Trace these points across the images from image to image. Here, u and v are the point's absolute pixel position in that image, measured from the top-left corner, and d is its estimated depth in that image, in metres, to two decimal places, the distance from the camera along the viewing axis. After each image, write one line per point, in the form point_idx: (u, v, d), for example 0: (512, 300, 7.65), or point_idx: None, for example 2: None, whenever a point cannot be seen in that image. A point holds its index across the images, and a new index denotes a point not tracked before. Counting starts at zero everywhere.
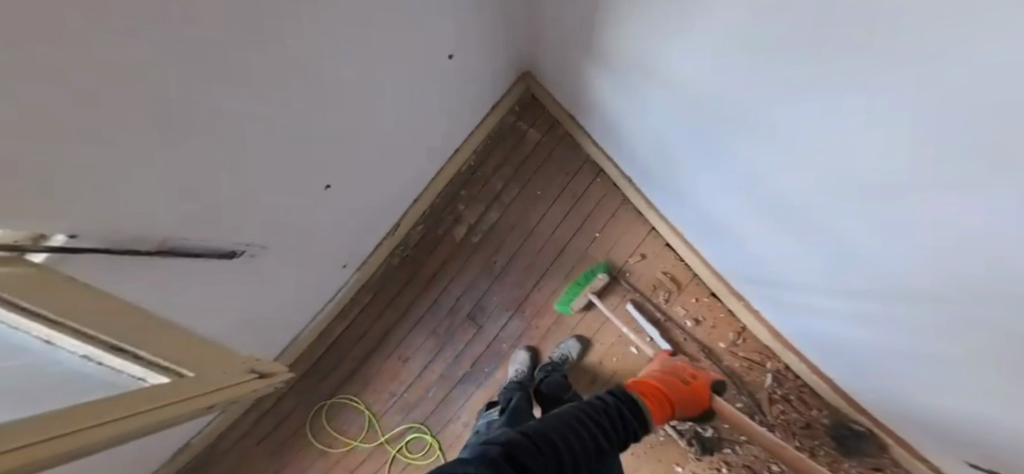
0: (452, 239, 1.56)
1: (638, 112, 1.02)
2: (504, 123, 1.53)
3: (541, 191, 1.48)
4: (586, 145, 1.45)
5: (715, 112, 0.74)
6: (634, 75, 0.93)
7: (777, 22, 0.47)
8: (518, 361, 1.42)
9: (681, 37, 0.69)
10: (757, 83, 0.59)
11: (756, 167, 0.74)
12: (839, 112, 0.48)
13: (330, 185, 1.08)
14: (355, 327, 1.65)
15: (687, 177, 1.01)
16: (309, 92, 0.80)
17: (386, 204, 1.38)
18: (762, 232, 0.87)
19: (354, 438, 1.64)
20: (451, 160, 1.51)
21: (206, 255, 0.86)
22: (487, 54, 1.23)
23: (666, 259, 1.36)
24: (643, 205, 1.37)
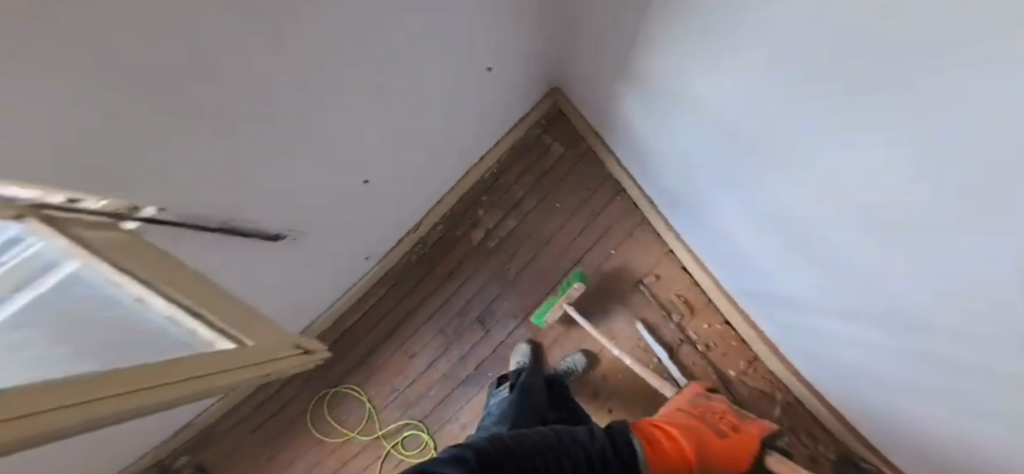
0: (469, 243, 1.59)
1: (668, 131, 1.03)
2: (530, 135, 1.57)
3: (561, 203, 1.51)
4: (609, 162, 1.48)
5: (744, 144, 0.77)
6: (666, 97, 0.95)
7: (812, 59, 0.48)
8: (522, 353, 1.44)
9: (712, 72, 0.73)
10: (789, 113, 0.60)
11: (784, 196, 0.75)
12: (869, 148, 0.48)
13: (369, 181, 1.14)
14: (366, 320, 1.68)
15: (712, 199, 1.02)
16: (342, 91, 0.83)
17: (407, 204, 1.42)
18: (784, 261, 0.88)
19: (353, 429, 1.66)
20: (476, 166, 1.55)
21: (254, 235, 0.95)
22: (517, 67, 1.27)
23: (680, 283, 1.37)
24: (662, 227, 1.39)
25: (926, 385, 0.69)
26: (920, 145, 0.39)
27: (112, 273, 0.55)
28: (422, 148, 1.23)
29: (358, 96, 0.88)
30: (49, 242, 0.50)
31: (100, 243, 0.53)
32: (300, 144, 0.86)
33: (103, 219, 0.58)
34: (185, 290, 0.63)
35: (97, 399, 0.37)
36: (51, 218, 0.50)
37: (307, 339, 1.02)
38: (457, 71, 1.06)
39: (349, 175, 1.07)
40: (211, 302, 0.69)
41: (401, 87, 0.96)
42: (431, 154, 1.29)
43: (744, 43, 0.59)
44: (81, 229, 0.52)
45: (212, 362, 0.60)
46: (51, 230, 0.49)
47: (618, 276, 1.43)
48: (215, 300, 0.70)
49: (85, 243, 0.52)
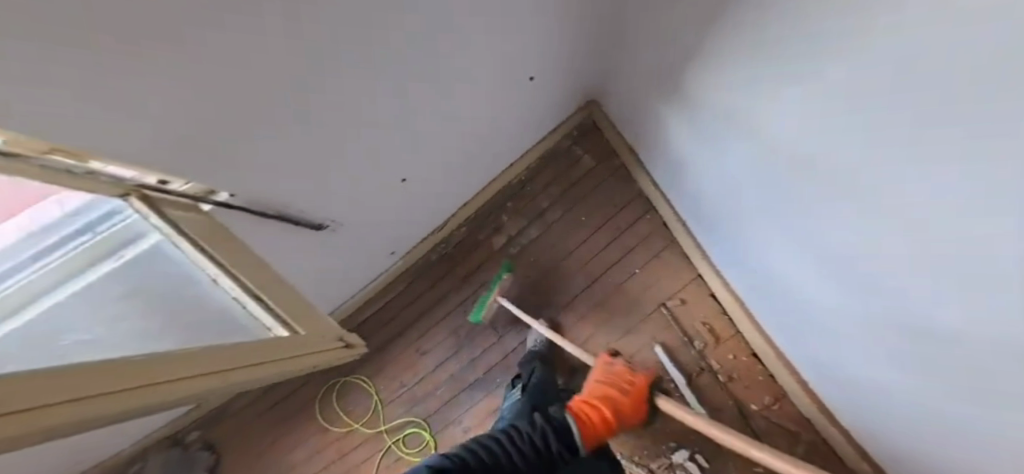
0: (491, 247, 1.60)
1: (709, 152, 1.00)
2: (561, 145, 1.58)
3: (586, 217, 1.51)
4: (641, 180, 1.47)
5: (773, 170, 0.78)
6: (710, 117, 0.92)
7: (866, 90, 0.45)
8: (539, 332, 1.47)
9: (746, 95, 0.75)
10: (837, 145, 0.56)
11: (824, 233, 0.71)
12: (918, 192, 0.44)
13: (406, 180, 1.20)
14: (382, 313, 1.70)
15: (752, 227, 0.97)
16: (390, 86, 0.86)
17: (434, 203, 1.44)
18: (823, 301, 0.83)
19: (358, 421, 1.68)
20: (504, 172, 1.56)
21: (302, 224, 1.01)
22: (557, 78, 1.28)
23: (705, 310, 1.35)
24: (694, 251, 1.36)
25: (969, 459, 0.62)
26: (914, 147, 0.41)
27: (182, 243, 0.75)
28: (457, 150, 1.25)
29: (404, 93, 0.90)
30: (135, 216, 0.75)
31: (186, 222, 0.75)
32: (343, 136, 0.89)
33: (211, 218, 0.80)
34: (260, 279, 0.83)
35: (58, 401, 0.36)
36: (147, 197, 0.72)
37: (349, 332, 1.04)
38: (500, 77, 1.08)
39: (383, 171, 1.10)
40: (276, 291, 0.86)
41: (445, 89, 0.98)
42: (462, 156, 1.30)
43: (777, 65, 0.61)
44: (170, 209, 0.74)
45: (238, 355, 0.69)
46: (153, 212, 0.72)
47: (639, 297, 1.41)
48: (277, 293, 0.86)
49: (176, 227, 0.74)
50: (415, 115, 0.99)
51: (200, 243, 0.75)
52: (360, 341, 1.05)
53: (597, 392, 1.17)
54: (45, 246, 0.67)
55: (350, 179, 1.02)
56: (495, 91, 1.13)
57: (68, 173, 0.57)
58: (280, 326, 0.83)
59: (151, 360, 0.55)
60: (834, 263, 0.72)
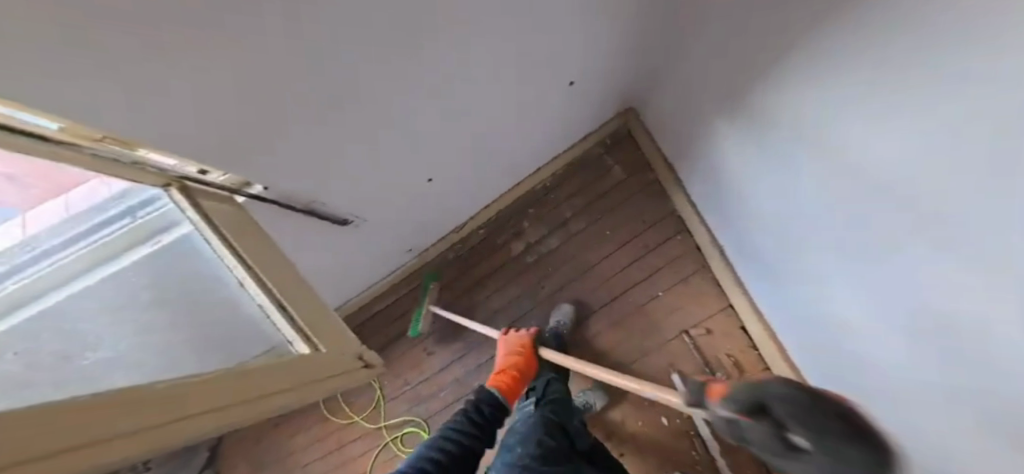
0: (509, 253, 1.57)
1: (758, 169, 0.90)
2: (592, 153, 1.54)
3: (612, 231, 1.46)
4: (675, 197, 1.42)
5: (809, 203, 0.74)
6: (759, 133, 0.84)
7: (941, 102, 0.36)
8: (562, 312, 1.42)
9: (784, 121, 0.72)
10: (902, 167, 0.45)
11: (884, 275, 0.58)
12: (1004, 231, 0.32)
13: (431, 180, 1.21)
14: (393, 308, 1.68)
15: (800, 258, 0.85)
16: (428, 79, 0.83)
17: (455, 202, 1.42)
18: (879, 357, 0.68)
19: (360, 414, 1.67)
20: (531, 176, 1.54)
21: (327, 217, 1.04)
22: (594, 85, 1.25)
23: (732, 341, 1.29)
24: (727, 279, 1.30)
25: None
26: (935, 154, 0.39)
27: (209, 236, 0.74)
28: (484, 149, 1.23)
29: (441, 85, 0.87)
30: (171, 204, 0.74)
31: (221, 218, 0.75)
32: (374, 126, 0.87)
33: (243, 214, 0.81)
34: (286, 286, 0.83)
35: (77, 448, 0.36)
36: (186, 188, 0.70)
37: (368, 350, 1.02)
38: (538, 78, 1.05)
39: (409, 167, 1.08)
40: (304, 301, 0.86)
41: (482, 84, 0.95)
42: (489, 158, 1.28)
43: (815, 86, 0.58)
44: (205, 200, 0.73)
45: (259, 381, 0.70)
46: (187, 203, 0.71)
47: (661, 321, 1.36)
48: (304, 311, 0.85)
49: (207, 219, 0.73)
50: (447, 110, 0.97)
51: (232, 244, 0.76)
52: (377, 360, 1.02)
53: (505, 360, 1.24)
54: (93, 225, 0.69)
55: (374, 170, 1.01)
56: (529, 95, 1.10)
57: (115, 160, 0.56)
58: (305, 344, 0.83)
59: (178, 390, 0.56)
60: (865, 310, 0.68)
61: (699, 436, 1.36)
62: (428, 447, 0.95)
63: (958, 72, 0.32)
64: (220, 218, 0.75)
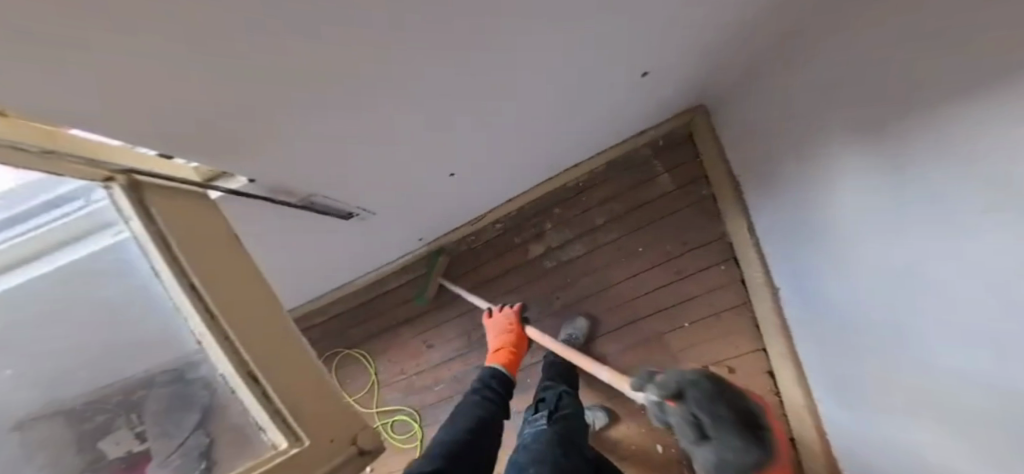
0: (524, 254, 1.46)
1: (836, 209, 0.78)
2: (640, 153, 1.39)
3: (642, 247, 1.33)
4: (729, 216, 1.25)
5: (881, 263, 0.63)
6: (854, 166, 0.70)
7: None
8: (576, 326, 1.32)
9: (883, 163, 0.60)
10: (982, 255, 0.37)
11: (937, 363, 0.49)
12: None
13: (454, 174, 1.10)
14: (399, 293, 1.60)
15: (855, 317, 0.74)
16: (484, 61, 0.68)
17: (480, 192, 1.29)
18: (909, 451, 0.59)
19: (351, 395, 1.61)
20: (564, 172, 1.42)
21: (328, 212, 0.99)
22: (663, 82, 1.08)
23: (755, 385, 1.14)
24: (769, 320, 1.14)
25: None
26: (1011, 227, 0.32)
27: (158, 263, 0.58)
28: (523, 140, 1.08)
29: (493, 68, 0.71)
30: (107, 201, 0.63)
31: (181, 239, 0.60)
32: (407, 107, 0.72)
33: (218, 224, 0.66)
34: (266, 350, 0.60)
35: None
36: (137, 183, 0.59)
37: (370, 425, 0.65)
38: (605, 71, 0.89)
39: (434, 155, 0.94)
40: (284, 365, 0.60)
41: (541, 71, 0.79)
42: (524, 150, 1.14)
43: (929, 132, 0.47)
44: (152, 197, 0.60)
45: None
46: (130, 203, 0.58)
47: (679, 353, 1.24)
48: (278, 384, 0.58)
49: (148, 216, 0.59)
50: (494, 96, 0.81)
51: (192, 279, 0.58)
52: (379, 449, 0.64)
53: (497, 340, 1.25)
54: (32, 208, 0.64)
55: (397, 153, 0.87)
56: (585, 90, 0.95)
57: (21, 148, 0.45)
58: (278, 433, 0.55)
59: None
60: (907, 395, 0.58)
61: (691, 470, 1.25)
62: (447, 431, 0.94)
63: None
64: (169, 222, 0.60)
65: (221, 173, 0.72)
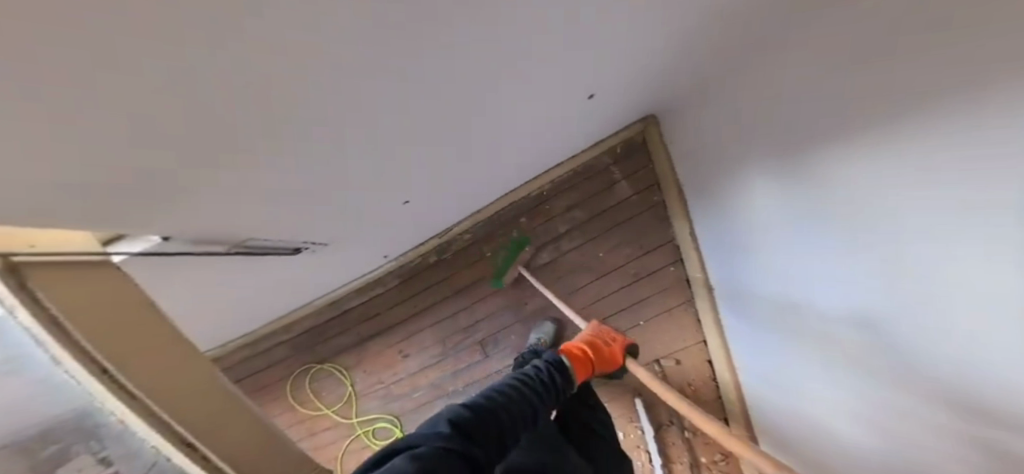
0: (494, 264, 1.53)
1: (768, 211, 0.88)
2: (599, 161, 1.40)
3: (604, 253, 1.39)
4: (678, 222, 1.33)
5: (821, 271, 0.68)
6: (789, 178, 0.77)
7: (958, 198, 0.36)
8: (542, 331, 1.45)
9: (820, 178, 0.65)
10: (908, 241, 0.45)
11: (864, 332, 0.58)
12: (993, 296, 0.33)
13: (408, 202, 1.16)
14: (369, 306, 1.59)
15: (785, 304, 0.84)
16: (440, 90, 0.69)
17: (447, 202, 1.30)
18: (836, 408, 0.69)
19: (330, 406, 1.60)
20: (524, 183, 1.45)
21: (274, 250, 1.02)
22: (626, 95, 1.10)
23: (699, 373, 1.28)
24: (706, 313, 1.28)
25: None
26: (966, 244, 0.36)
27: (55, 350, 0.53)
28: (487, 152, 1.09)
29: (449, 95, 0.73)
30: None
31: (84, 317, 0.57)
32: (359, 136, 0.73)
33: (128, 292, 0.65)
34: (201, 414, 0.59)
35: None
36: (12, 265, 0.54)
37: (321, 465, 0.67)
38: (563, 90, 0.91)
39: (390, 175, 0.96)
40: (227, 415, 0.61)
41: (500, 93, 0.81)
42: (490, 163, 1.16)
43: (857, 165, 0.54)
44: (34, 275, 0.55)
45: None
46: (8, 288, 0.52)
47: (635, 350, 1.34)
48: (235, 432, 0.60)
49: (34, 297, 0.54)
50: (451, 120, 0.82)
51: (101, 363, 0.54)
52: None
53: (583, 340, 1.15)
54: None
55: (351, 176, 0.86)
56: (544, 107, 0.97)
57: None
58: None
59: None
60: (852, 384, 0.63)
61: (647, 450, 1.51)
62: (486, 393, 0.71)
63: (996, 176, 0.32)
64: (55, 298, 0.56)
65: (127, 234, 0.71)
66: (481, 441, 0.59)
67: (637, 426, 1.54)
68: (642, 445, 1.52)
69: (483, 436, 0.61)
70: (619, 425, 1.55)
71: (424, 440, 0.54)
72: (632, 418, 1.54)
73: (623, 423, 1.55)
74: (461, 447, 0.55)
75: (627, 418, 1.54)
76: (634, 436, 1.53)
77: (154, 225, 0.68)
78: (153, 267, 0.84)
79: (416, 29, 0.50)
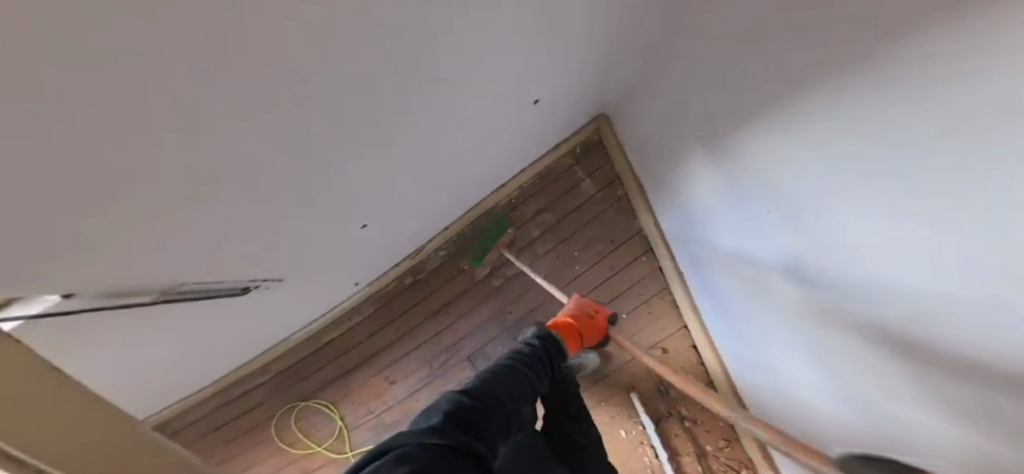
0: (472, 277, 1.55)
1: (720, 195, 0.96)
2: (561, 164, 1.54)
3: (578, 251, 1.48)
4: (641, 216, 1.44)
5: (796, 269, 0.73)
6: (737, 160, 0.85)
7: (887, 129, 0.42)
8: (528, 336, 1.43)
9: (765, 151, 0.74)
10: (851, 189, 0.51)
11: (821, 284, 0.65)
12: (928, 221, 0.39)
13: (366, 226, 1.17)
14: (349, 336, 1.55)
15: (750, 277, 0.92)
16: (380, 90, 0.75)
17: (417, 217, 1.32)
18: (815, 362, 0.76)
19: (320, 443, 1.50)
20: (495, 192, 1.53)
21: (217, 291, 0.97)
22: (565, 81, 1.16)
23: (685, 359, 1.35)
24: (682, 299, 1.37)
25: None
26: (933, 250, 0.40)
27: None
28: (450, 156, 1.13)
29: (393, 91, 0.78)
30: None
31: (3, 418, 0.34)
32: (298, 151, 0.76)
33: None
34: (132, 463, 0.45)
35: None
36: None
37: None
38: (502, 82, 0.98)
39: (350, 189, 0.98)
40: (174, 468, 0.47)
41: (438, 91, 0.86)
42: (456, 166, 1.20)
43: (795, 128, 0.63)
44: None
45: None
46: None
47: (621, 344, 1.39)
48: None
49: None
50: (402, 124, 0.89)
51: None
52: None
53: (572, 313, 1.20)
54: None
55: (309, 191, 0.88)
56: (497, 106, 1.05)
57: None
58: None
59: None
60: (823, 337, 0.70)
61: (652, 445, 1.48)
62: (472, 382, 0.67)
63: (916, 98, 0.37)
64: None
65: (19, 296, 0.63)
66: (481, 434, 0.54)
67: (638, 422, 1.51)
68: (647, 441, 1.49)
69: (483, 430, 0.55)
70: (620, 426, 1.52)
71: (408, 438, 0.45)
72: (632, 415, 1.52)
73: (625, 421, 1.52)
74: (459, 441, 0.48)
75: (627, 416, 1.52)
76: (638, 433, 1.50)
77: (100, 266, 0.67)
78: (77, 318, 0.79)
79: (352, 26, 0.57)
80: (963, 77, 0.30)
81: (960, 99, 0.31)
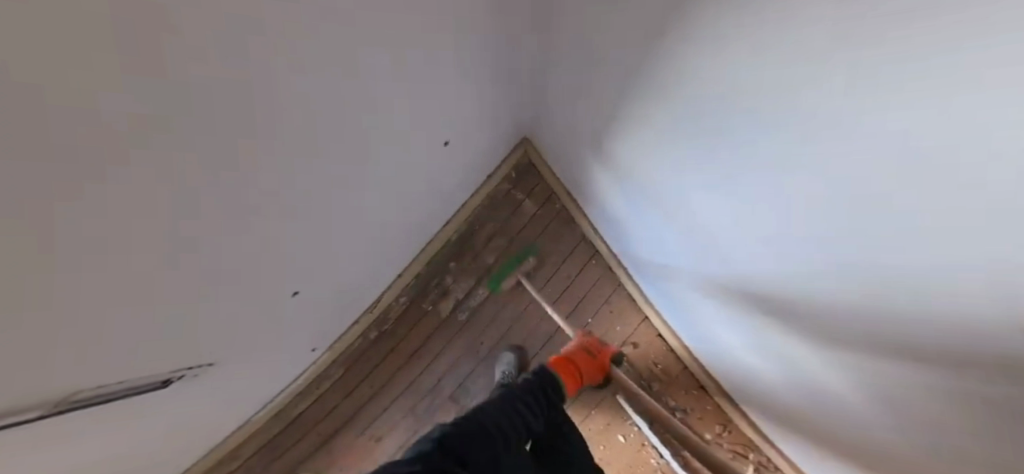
0: (438, 314, 1.54)
1: (641, 184, 0.99)
2: (499, 190, 1.57)
3: (535, 268, 1.51)
4: (582, 223, 1.50)
5: (731, 233, 0.76)
6: (648, 149, 0.88)
7: (788, 87, 0.44)
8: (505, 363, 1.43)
9: (670, 137, 0.77)
10: (767, 146, 0.54)
11: (762, 236, 0.68)
12: (860, 168, 0.41)
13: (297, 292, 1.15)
14: (323, 402, 1.52)
15: (691, 254, 0.96)
16: (270, 171, 0.76)
17: (360, 271, 1.32)
18: (774, 313, 0.80)
19: None
20: (441, 230, 1.53)
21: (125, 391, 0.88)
22: (472, 119, 1.19)
23: (655, 348, 1.40)
24: (640, 296, 1.43)
25: None
26: (877, 205, 0.42)
27: None
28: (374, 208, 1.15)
29: (286, 174, 0.80)
30: None
31: None
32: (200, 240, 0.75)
33: None
34: None
35: None
36: None
37: None
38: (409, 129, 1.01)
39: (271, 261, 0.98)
40: None
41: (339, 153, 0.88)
42: (385, 214, 1.21)
43: (688, 106, 0.66)
44: None
45: None
46: None
47: None
48: None
49: None
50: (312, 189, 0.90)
51: None
52: None
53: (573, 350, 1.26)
54: None
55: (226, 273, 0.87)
56: (407, 152, 1.08)
57: None
58: None
59: None
60: (773, 282, 0.73)
61: (654, 445, 1.45)
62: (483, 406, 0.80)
63: (814, 59, 0.37)
64: None
65: None
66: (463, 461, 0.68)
67: (633, 423, 1.48)
68: (647, 442, 1.46)
69: (466, 455, 0.69)
70: (615, 432, 1.48)
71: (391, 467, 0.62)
72: (625, 419, 1.49)
73: (619, 426, 1.48)
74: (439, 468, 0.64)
75: (619, 421, 1.49)
76: (636, 436, 1.47)
77: (12, 409, 0.65)
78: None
79: (210, 137, 0.60)
80: (870, 44, 0.30)
81: (881, 72, 0.31)
